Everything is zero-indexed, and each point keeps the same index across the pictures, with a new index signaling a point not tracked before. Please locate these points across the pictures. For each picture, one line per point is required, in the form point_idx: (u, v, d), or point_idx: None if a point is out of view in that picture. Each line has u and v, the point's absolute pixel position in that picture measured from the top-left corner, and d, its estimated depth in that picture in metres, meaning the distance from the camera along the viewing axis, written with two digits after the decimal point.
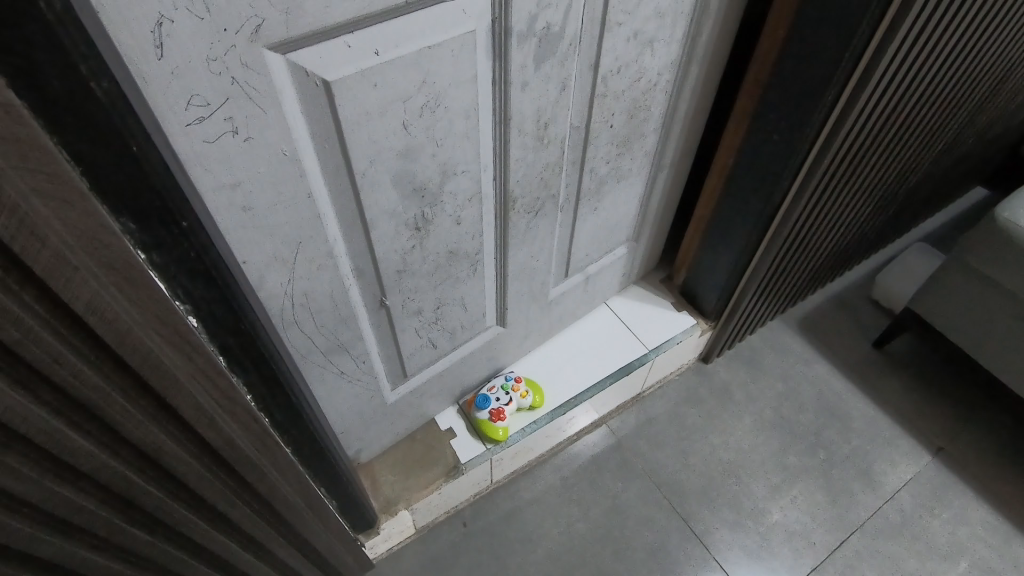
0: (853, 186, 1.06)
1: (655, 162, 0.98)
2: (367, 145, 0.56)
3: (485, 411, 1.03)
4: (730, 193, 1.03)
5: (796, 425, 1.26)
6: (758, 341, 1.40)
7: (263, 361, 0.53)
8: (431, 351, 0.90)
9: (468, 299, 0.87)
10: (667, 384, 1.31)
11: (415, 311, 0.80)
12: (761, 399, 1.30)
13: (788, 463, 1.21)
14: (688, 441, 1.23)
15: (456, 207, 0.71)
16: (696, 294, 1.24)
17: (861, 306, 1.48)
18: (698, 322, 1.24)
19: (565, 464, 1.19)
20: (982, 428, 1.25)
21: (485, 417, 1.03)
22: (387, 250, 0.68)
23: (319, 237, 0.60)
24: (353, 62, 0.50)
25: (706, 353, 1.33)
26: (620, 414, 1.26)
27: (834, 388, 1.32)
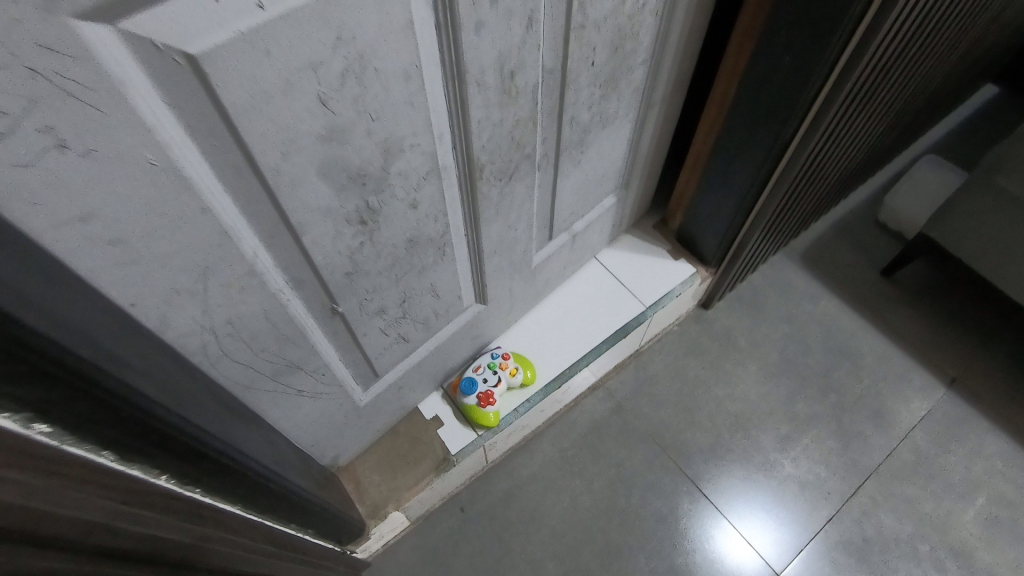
0: (870, 105, 0.92)
1: (646, 98, 0.83)
2: (274, 133, 0.42)
3: (472, 396, 0.93)
4: (733, 127, 0.89)
5: (804, 368, 1.19)
6: (760, 279, 1.30)
7: (159, 431, 0.43)
8: (403, 346, 0.79)
9: (439, 285, 0.75)
10: (666, 336, 1.22)
11: (377, 311, 0.68)
12: (766, 344, 1.22)
13: (797, 410, 1.14)
14: (692, 397, 1.16)
15: (410, 190, 0.57)
16: (694, 240, 1.12)
17: (866, 231, 1.38)
18: (698, 270, 1.13)
19: (564, 435, 1.12)
20: (997, 354, 1.19)
21: (473, 402, 0.93)
22: (329, 253, 0.55)
23: (232, 257, 0.47)
24: (227, 24, 0.34)
25: (706, 299, 1.23)
26: (617, 374, 1.18)
27: (841, 325, 1.25)
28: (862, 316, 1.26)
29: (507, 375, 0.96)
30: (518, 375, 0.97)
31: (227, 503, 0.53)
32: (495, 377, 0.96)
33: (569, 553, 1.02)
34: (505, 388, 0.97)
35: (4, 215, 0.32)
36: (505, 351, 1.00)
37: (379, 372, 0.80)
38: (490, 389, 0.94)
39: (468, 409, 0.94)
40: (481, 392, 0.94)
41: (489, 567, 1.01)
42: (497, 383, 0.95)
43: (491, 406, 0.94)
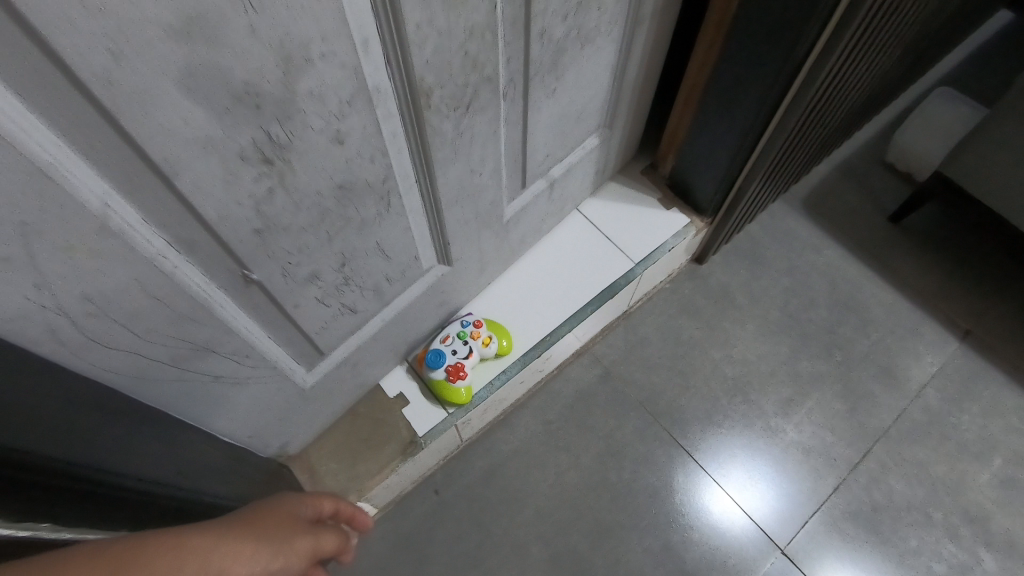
0: (892, 20, 0.79)
1: (632, 12, 0.69)
2: (85, 19, 0.28)
3: (440, 371, 0.82)
4: (733, 50, 0.76)
5: (806, 325, 1.09)
6: (758, 229, 1.19)
7: None
8: (351, 318, 0.67)
9: (389, 244, 0.62)
10: (657, 295, 1.11)
11: (309, 277, 0.55)
12: (765, 299, 1.12)
13: (800, 371, 1.05)
14: (686, 360, 1.06)
15: (330, 119, 0.44)
16: (687, 186, 1.00)
17: (873, 173, 1.26)
18: (692, 220, 1.01)
19: (547, 406, 1.02)
20: (1014, 303, 1.09)
21: (441, 377, 0.82)
22: (224, 203, 0.42)
23: (64, 207, 0.34)
24: None
25: (700, 252, 1.12)
26: (605, 338, 1.08)
27: (846, 276, 1.14)
28: (869, 266, 1.16)
29: (480, 345, 0.85)
30: (493, 345, 0.86)
31: (121, 530, 0.41)
32: (466, 347, 0.84)
33: (556, 534, 0.94)
34: (477, 359, 0.86)
35: None
36: (476, 317, 0.88)
37: (324, 350, 0.68)
38: (460, 362, 0.83)
39: (435, 384, 0.83)
40: (451, 366, 0.82)
41: (469, 553, 0.92)
42: (469, 354, 0.84)
43: (462, 381, 0.83)
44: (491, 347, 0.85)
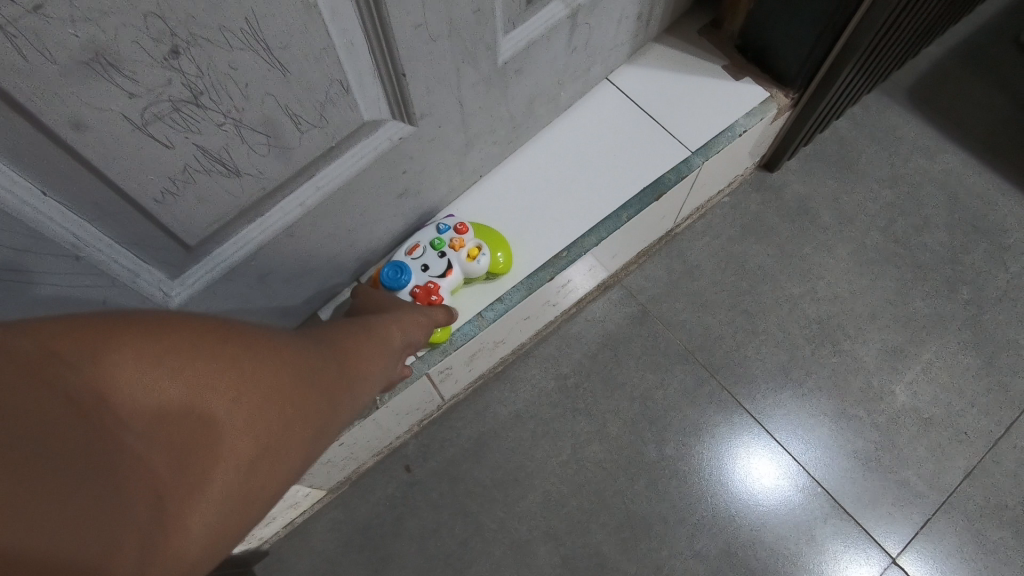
0: None
1: None
2: None
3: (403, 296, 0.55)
4: None
5: (919, 252, 0.80)
6: (848, 126, 0.89)
7: None
8: (230, 184, 0.39)
9: (277, 34, 0.34)
10: (713, 210, 0.82)
11: (88, 59, 0.28)
12: (861, 217, 0.82)
13: (913, 313, 0.76)
14: (753, 296, 0.77)
15: None
16: (767, 45, 0.69)
17: (1004, 55, 0.93)
18: (774, 95, 0.71)
19: (561, 355, 0.75)
20: None
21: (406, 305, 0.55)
22: None
23: None
24: None
25: (773, 153, 0.82)
26: (641, 266, 0.79)
27: (971, 188, 0.84)
28: (1001, 176, 0.85)
29: (463, 260, 0.57)
30: (484, 260, 0.58)
31: None
32: (444, 262, 0.57)
33: (572, 529, 0.68)
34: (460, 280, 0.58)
35: None
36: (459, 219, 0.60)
37: (191, 241, 0.41)
38: (433, 283, 0.56)
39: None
40: (419, 289, 0.55)
41: (452, 552, 0.67)
42: (446, 273, 0.57)
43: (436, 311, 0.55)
44: (480, 263, 0.57)
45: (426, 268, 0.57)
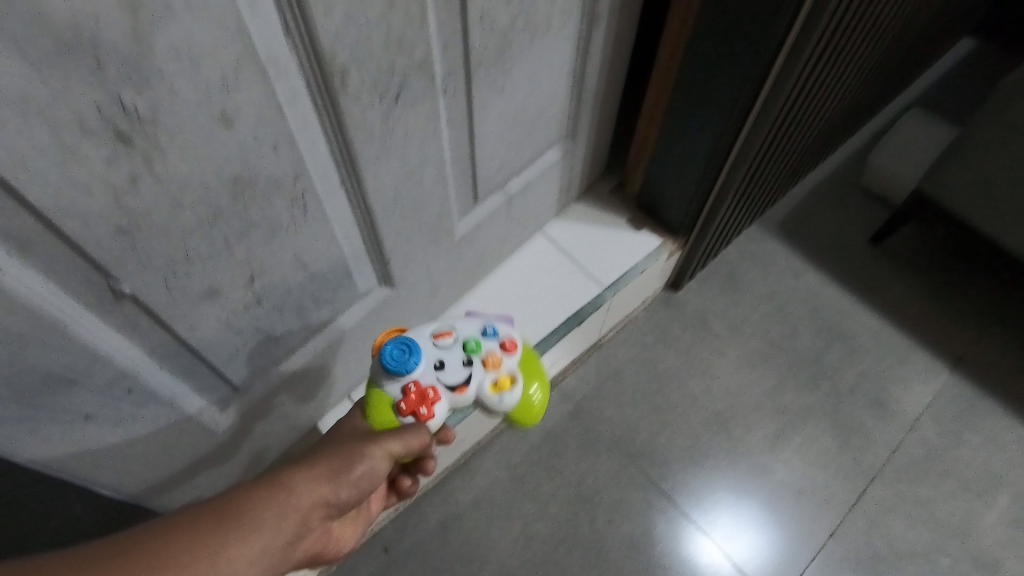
0: (867, 23, 0.75)
1: (589, 10, 0.63)
2: None
3: (401, 383, 0.54)
4: (698, 53, 0.71)
5: (790, 353, 1.02)
6: (735, 253, 1.13)
7: None
8: (269, 346, 0.57)
9: (309, 257, 0.53)
10: (630, 324, 1.04)
11: (205, 292, 0.46)
12: (746, 327, 1.04)
13: (787, 404, 0.97)
14: (663, 393, 0.97)
15: (208, 89, 0.36)
16: (657, 205, 0.93)
17: (849, 195, 1.21)
18: (665, 242, 0.94)
19: (512, 448, 0.92)
20: (1006, 329, 1.04)
21: (394, 400, 0.54)
22: (62, 190, 0.33)
23: None
24: None
25: (675, 278, 1.04)
26: (575, 371, 0.99)
27: (829, 302, 1.08)
28: (850, 291, 1.09)
29: (485, 383, 0.57)
30: (507, 400, 0.57)
31: None
32: (465, 375, 0.56)
33: None
34: (471, 400, 0.57)
35: None
36: (512, 333, 0.59)
37: (237, 384, 0.58)
38: (436, 391, 0.54)
39: (375, 401, 0.54)
40: (418, 387, 0.54)
41: None
42: (459, 388, 0.55)
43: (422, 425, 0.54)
44: (500, 399, 0.57)
45: (441, 365, 0.56)
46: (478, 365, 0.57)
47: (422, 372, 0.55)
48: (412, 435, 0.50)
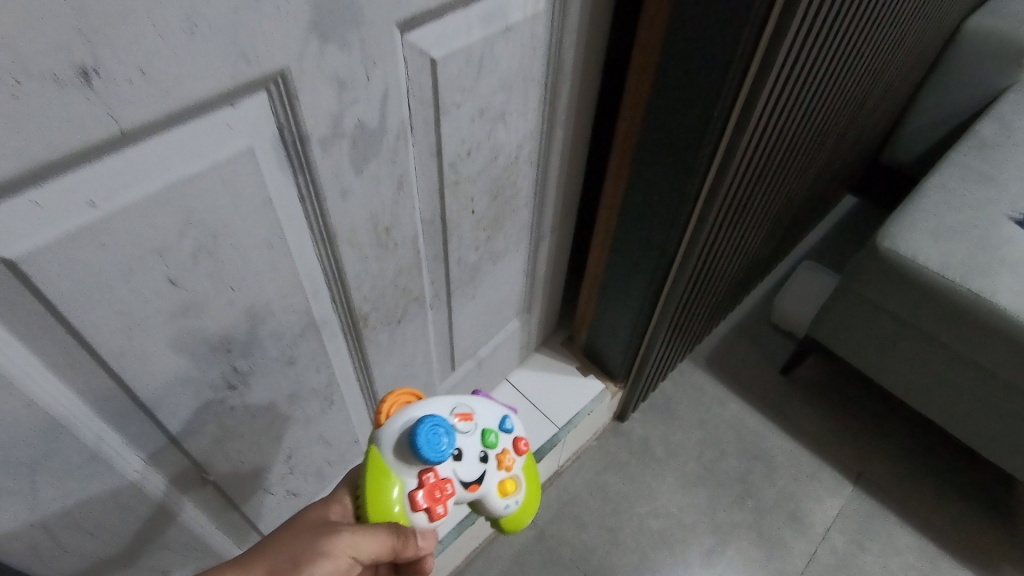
0: (742, 226, 1.01)
1: (535, 233, 0.87)
2: (114, 321, 0.40)
3: (421, 469, 0.50)
4: (618, 253, 0.95)
5: (720, 474, 1.20)
6: (671, 385, 1.34)
7: None
8: (293, 501, 0.73)
9: (330, 432, 0.71)
10: (585, 452, 1.21)
11: (258, 470, 0.63)
12: (682, 451, 1.23)
13: (718, 520, 1.14)
14: (614, 515, 1.13)
15: (284, 348, 0.56)
16: (600, 355, 1.14)
17: (763, 331, 1.45)
18: (607, 386, 1.15)
19: (485, 571, 1.05)
20: (895, 446, 1.25)
21: (407, 488, 0.49)
22: (191, 422, 0.52)
23: (67, 446, 0.43)
24: (54, 222, 0.34)
25: (620, 411, 1.24)
26: (539, 498, 1.15)
27: (750, 427, 1.28)
28: (767, 416, 1.30)
29: (495, 486, 0.54)
30: (510, 508, 0.56)
31: None
32: (479, 474, 0.53)
33: None
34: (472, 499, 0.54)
35: None
36: (523, 433, 0.58)
37: None
38: (453, 487, 0.51)
39: (376, 490, 0.49)
40: (436, 477, 0.50)
41: None
42: (471, 486, 0.53)
43: (428, 523, 0.50)
44: (504, 506, 0.55)
45: (458, 456, 0.52)
46: (491, 464, 0.54)
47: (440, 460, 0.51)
48: (377, 543, 0.46)
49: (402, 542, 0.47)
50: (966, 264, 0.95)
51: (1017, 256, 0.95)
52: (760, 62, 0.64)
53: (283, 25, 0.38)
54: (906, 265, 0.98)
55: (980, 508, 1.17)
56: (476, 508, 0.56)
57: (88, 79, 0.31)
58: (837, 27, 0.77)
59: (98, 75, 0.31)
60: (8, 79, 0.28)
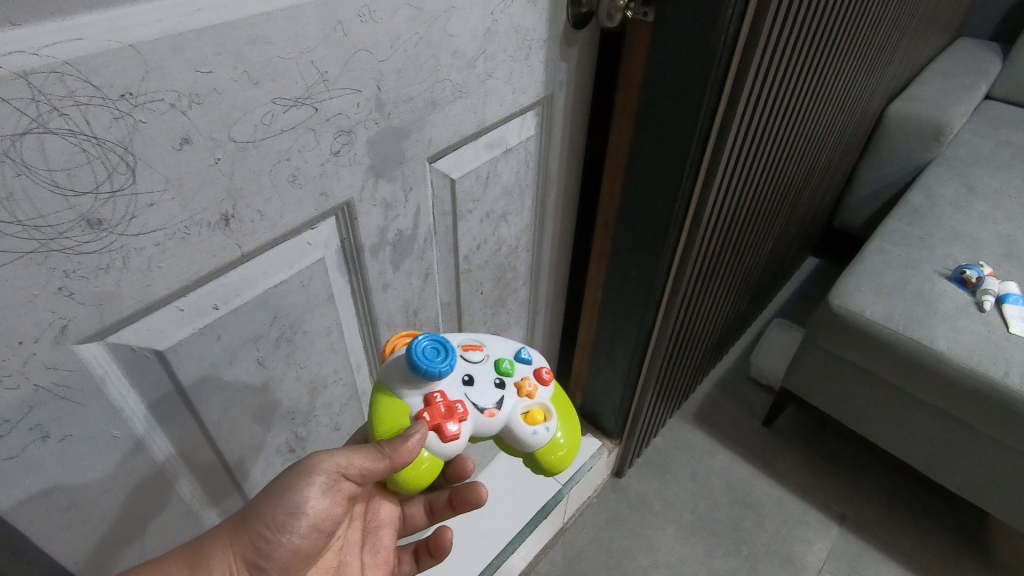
0: (712, 289, 1.15)
1: (532, 307, 1.00)
2: (217, 396, 0.51)
3: (427, 391, 0.53)
4: (605, 322, 1.08)
5: (715, 523, 1.28)
6: (662, 441, 1.43)
7: None
8: None
9: None
10: (587, 509, 1.29)
11: None
12: (678, 503, 1.31)
13: (717, 568, 1.20)
14: (618, 568, 1.20)
15: (333, 415, 0.67)
16: (595, 414, 1.25)
17: (743, 386, 1.57)
18: (604, 442, 1.26)
19: None
20: (872, 487, 1.35)
21: (415, 410, 0.52)
22: (258, 482, 0.62)
23: (167, 502, 0.53)
24: (189, 323, 0.46)
25: (617, 468, 1.33)
26: (546, 555, 1.21)
27: (740, 476, 1.37)
28: (754, 465, 1.39)
29: (517, 412, 0.56)
30: (540, 435, 0.57)
31: None
32: (496, 398, 0.55)
33: None
34: (497, 429, 0.56)
35: None
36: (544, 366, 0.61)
37: None
38: (464, 408, 0.53)
39: (385, 410, 0.53)
40: (445, 398, 0.52)
41: None
42: (489, 411, 0.54)
43: (444, 443, 0.52)
44: (533, 432, 0.57)
45: (470, 382, 0.55)
46: (510, 390, 0.57)
47: (448, 385, 0.54)
48: (365, 455, 0.51)
49: (390, 449, 0.50)
50: (906, 315, 1.09)
51: (948, 306, 1.10)
52: (709, 160, 0.80)
53: (351, 170, 0.52)
54: (857, 319, 1.12)
55: (957, 541, 1.25)
56: (506, 441, 0.57)
57: (227, 221, 0.44)
58: (770, 126, 0.94)
59: (233, 218, 0.44)
60: (182, 227, 0.41)
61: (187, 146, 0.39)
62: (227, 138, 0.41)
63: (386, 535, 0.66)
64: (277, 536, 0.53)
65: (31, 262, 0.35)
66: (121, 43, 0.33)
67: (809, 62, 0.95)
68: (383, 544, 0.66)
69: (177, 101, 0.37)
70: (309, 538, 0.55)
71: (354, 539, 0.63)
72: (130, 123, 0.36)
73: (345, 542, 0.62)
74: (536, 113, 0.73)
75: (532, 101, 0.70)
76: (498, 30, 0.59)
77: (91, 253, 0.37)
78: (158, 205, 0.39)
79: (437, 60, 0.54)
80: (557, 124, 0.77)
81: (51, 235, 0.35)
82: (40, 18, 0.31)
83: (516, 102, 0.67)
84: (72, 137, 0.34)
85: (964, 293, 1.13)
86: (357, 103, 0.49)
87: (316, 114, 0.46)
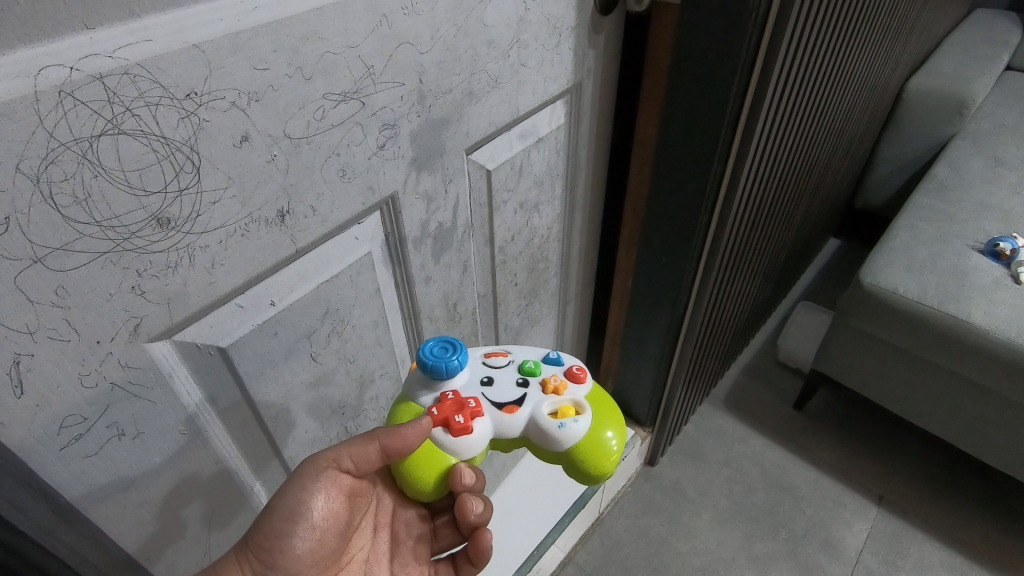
0: (742, 270, 1.14)
1: (563, 297, 1.00)
2: (274, 392, 0.52)
3: (439, 390, 0.54)
4: (635, 310, 1.07)
5: (752, 508, 1.27)
6: (692, 428, 1.43)
7: None
8: None
9: None
10: (622, 498, 1.29)
11: None
12: (713, 489, 1.31)
13: (756, 552, 1.20)
14: (657, 556, 1.20)
15: (380, 410, 0.67)
16: (626, 402, 1.25)
17: (771, 371, 1.56)
18: (637, 431, 1.26)
19: None
20: (909, 466, 1.33)
21: (426, 407, 0.53)
22: None
23: (227, 498, 0.54)
24: (249, 319, 0.47)
25: (650, 457, 1.33)
26: (584, 546, 1.22)
27: (774, 460, 1.36)
28: (788, 449, 1.38)
29: (542, 408, 0.54)
30: (569, 428, 0.53)
31: None
32: (516, 396, 0.54)
33: None
34: (522, 426, 0.54)
35: (61, 498, 0.40)
36: (577, 365, 0.59)
37: None
38: (477, 402, 0.53)
39: (398, 410, 0.54)
40: (456, 395, 0.53)
41: None
42: (508, 406, 0.54)
43: (452, 438, 0.51)
44: (561, 426, 0.53)
45: (487, 382, 0.56)
46: (534, 388, 0.56)
47: (463, 384, 0.55)
48: (354, 443, 0.52)
49: (380, 433, 0.51)
50: (941, 291, 1.08)
51: (983, 280, 1.08)
52: (740, 137, 0.80)
53: (395, 164, 0.52)
54: (891, 295, 1.11)
55: (999, 519, 1.24)
56: (537, 444, 0.55)
57: (283, 218, 0.45)
58: (798, 102, 0.93)
59: (289, 214, 0.45)
60: (242, 224, 0.42)
61: (246, 143, 0.40)
62: (282, 135, 0.42)
63: (415, 546, 0.63)
64: (283, 547, 0.51)
65: (107, 262, 0.36)
66: (188, 43, 0.34)
67: (832, 40, 0.95)
68: (411, 557, 0.63)
69: (238, 99, 0.38)
70: (316, 547, 0.54)
71: (382, 550, 0.62)
72: (195, 122, 0.36)
73: (371, 554, 0.61)
74: (566, 102, 0.73)
75: (563, 89, 0.70)
76: (531, 19, 0.59)
77: (162, 252, 0.38)
78: (221, 204, 0.40)
79: (475, 51, 0.55)
80: (586, 112, 0.78)
81: (125, 235, 0.36)
82: (116, 22, 0.32)
83: (548, 90, 0.67)
84: (144, 138, 0.34)
85: (999, 266, 1.11)
86: (400, 95, 0.49)
87: (363, 108, 0.47)
